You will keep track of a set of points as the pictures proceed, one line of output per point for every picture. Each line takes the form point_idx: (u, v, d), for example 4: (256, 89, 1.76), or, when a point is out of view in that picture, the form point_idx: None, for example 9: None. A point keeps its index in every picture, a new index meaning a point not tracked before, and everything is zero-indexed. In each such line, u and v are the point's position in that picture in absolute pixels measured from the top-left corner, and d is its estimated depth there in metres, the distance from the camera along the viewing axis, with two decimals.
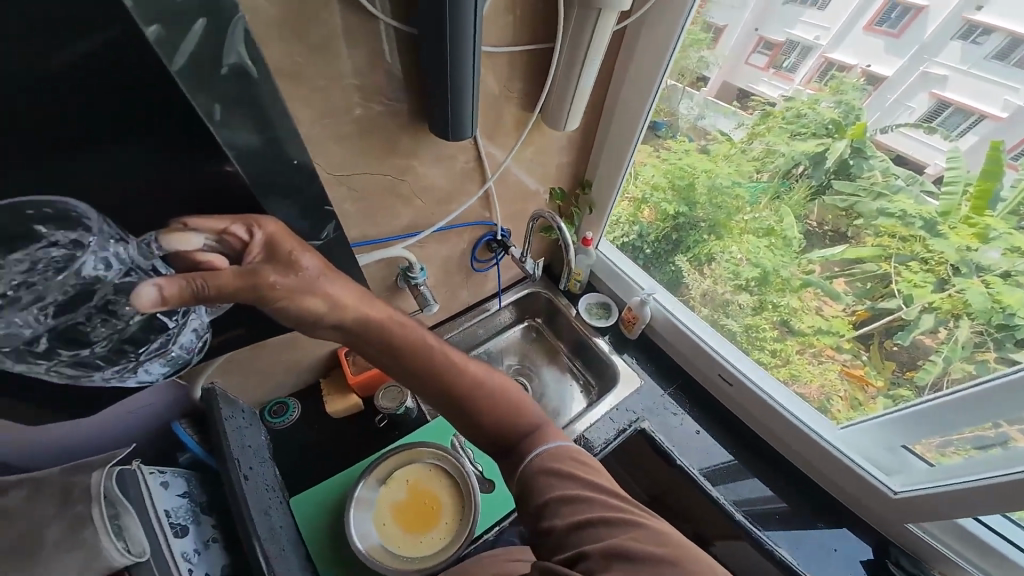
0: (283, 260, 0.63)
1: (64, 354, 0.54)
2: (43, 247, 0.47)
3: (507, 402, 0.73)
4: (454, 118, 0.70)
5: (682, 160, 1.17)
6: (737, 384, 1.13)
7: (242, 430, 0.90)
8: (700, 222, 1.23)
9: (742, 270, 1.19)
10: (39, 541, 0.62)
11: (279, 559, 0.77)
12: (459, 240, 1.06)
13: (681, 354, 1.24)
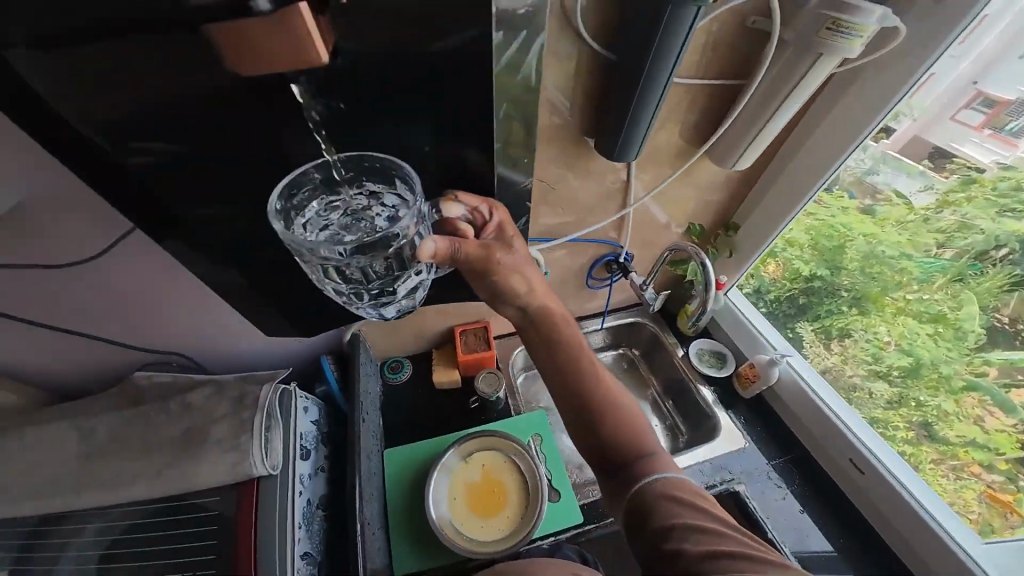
0: (506, 242, 0.71)
1: (348, 279, 0.59)
2: (358, 193, 0.61)
3: (629, 416, 0.71)
4: (626, 141, 0.73)
5: (834, 219, 1.04)
6: (870, 470, 0.96)
7: (367, 383, 1.02)
8: (842, 292, 1.09)
9: (886, 355, 1.03)
10: (222, 426, 0.78)
11: (364, 503, 0.85)
12: (583, 255, 1.06)
13: (802, 425, 1.09)
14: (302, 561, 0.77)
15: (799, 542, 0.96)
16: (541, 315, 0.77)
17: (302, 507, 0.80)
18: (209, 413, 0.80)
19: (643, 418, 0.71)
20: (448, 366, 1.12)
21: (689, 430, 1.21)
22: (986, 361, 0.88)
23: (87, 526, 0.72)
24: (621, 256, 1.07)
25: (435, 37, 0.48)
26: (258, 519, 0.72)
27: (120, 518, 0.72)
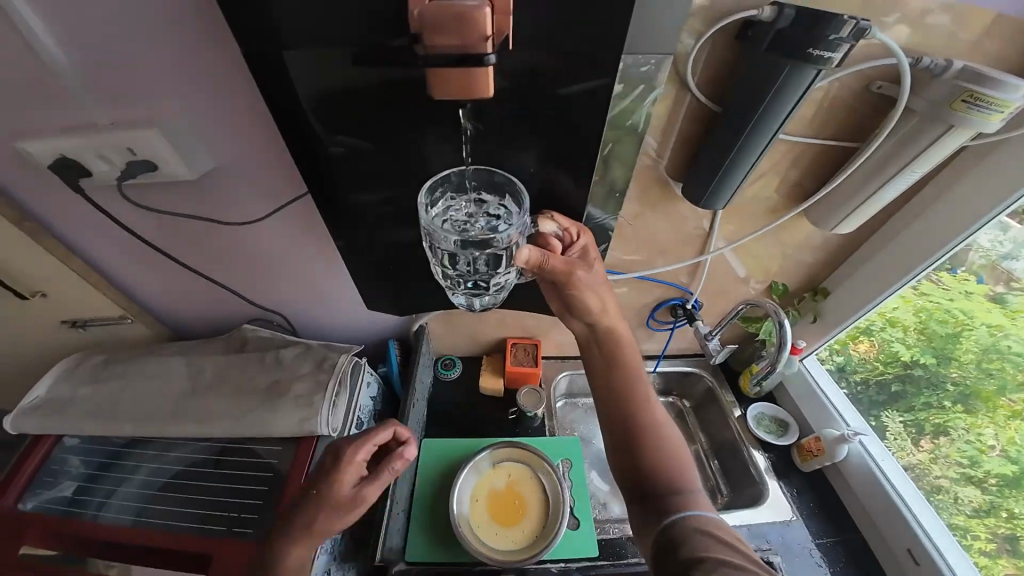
0: (589, 262, 0.74)
1: (450, 269, 0.66)
2: (475, 197, 0.67)
3: (671, 452, 0.74)
4: (716, 191, 0.73)
5: (954, 302, 0.93)
6: (927, 561, 0.89)
7: (423, 373, 1.08)
8: (949, 386, 0.97)
9: (986, 460, 0.91)
10: (303, 383, 0.89)
11: (397, 483, 0.90)
12: (652, 294, 1.05)
13: (861, 509, 1.01)
14: None
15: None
16: (607, 340, 0.79)
17: None
18: (292, 371, 0.92)
19: (683, 455, 0.75)
20: (496, 373, 1.15)
21: (730, 494, 1.14)
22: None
23: (144, 462, 0.88)
24: (689, 302, 1.05)
25: (555, 75, 0.53)
26: (308, 473, 0.82)
27: (176, 456, 0.88)
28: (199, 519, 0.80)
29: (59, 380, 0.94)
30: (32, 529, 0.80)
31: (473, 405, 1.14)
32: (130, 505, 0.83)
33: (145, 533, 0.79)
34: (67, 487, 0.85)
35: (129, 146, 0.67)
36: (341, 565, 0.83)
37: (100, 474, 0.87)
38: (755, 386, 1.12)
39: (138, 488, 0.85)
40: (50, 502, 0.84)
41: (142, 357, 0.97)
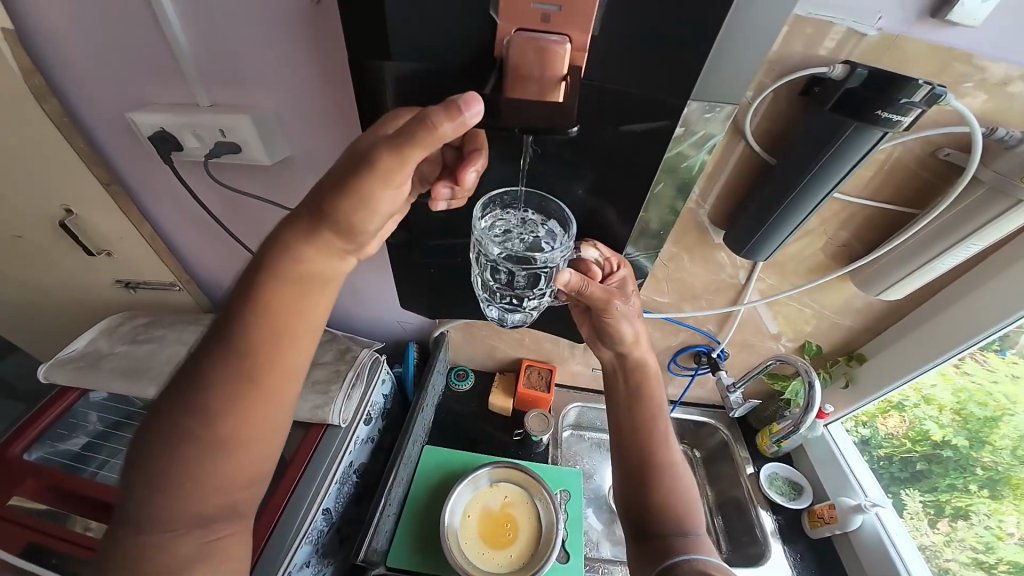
0: (626, 292, 0.75)
1: (491, 282, 0.68)
2: (524, 213, 0.67)
3: (680, 494, 0.72)
4: (761, 241, 0.71)
5: (997, 385, 0.87)
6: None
7: (436, 380, 1.08)
8: (977, 470, 0.92)
9: (1002, 547, 0.90)
10: (324, 370, 0.91)
11: (392, 485, 0.89)
12: (677, 336, 1.03)
13: None
14: (322, 516, 0.81)
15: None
16: (634, 370, 0.78)
17: (344, 466, 0.86)
18: (315, 356, 0.94)
19: (693, 499, 0.72)
20: (507, 393, 1.15)
21: (730, 551, 1.09)
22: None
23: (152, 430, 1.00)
24: (714, 350, 1.02)
25: (622, 110, 0.55)
26: (309, 462, 0.82)
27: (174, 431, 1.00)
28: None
29: (99, 335, 1.00)
30: (33, 475, 0.84)
31: (482, 421, 1.13)
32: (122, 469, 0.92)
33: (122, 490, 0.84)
34: (78, 440, 0.95)
35: (221, 129, 0.72)
36: (322, 558, 0.82)
37: (111, 434, 0.98)
38: (774, 446, 1.10)
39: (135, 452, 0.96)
40: (53, 455, 0.90)
41: (180, 323, 1.03)
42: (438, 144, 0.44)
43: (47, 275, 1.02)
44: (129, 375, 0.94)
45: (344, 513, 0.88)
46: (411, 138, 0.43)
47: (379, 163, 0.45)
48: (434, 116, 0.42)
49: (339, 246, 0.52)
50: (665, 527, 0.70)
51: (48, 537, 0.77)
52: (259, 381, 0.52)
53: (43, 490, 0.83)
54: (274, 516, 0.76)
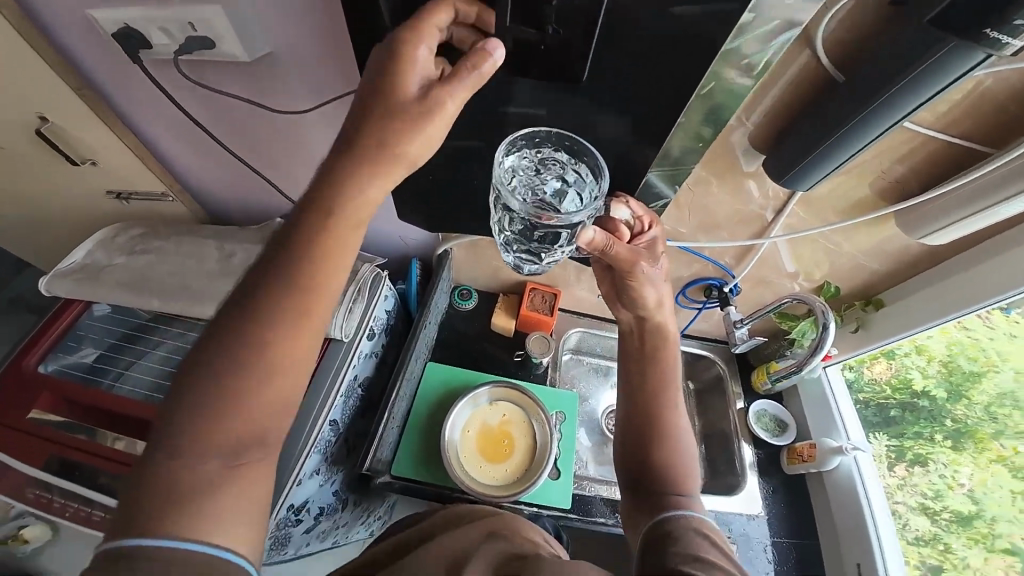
0: (652, 254, 0.74)
1: (510, 230, 0.66)
2: (551, 156, 0.64)
3: (681, 463, 0.71)
4: (803, 172, 0.64)
5: (992, 342, 0.85)
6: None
7: (439, 300, 1.07)
8: (947, 421, 0.93)
9: (950, 496, 0.93)
10: None
11: (395, 400, 0.94)
12: (690, 269, 0.99)
13: (830, 521, 1.03)
14: (330, 427, 0.85)
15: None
16: (654, 335, 0.77)
17: (349, 380, 0.88)
18: None
19: (693, 469, 0.71)
20: (507, 314, 1.14)
21: (708, 477, 1.18)
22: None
23: (173, 332, 0.95)
24: (726, 286, 0.99)
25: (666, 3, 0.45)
26: (314, 376, 0.84)
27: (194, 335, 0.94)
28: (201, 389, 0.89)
29: (97, 247, 0.97)
30: (53, 390, 0.88)
31: (485, 340, 1.15)
32: (142, 379, 0.90)
33: (147, 405, 0.86)
34: (87, 355, 0.93)
35: (189, 14, 0.62)
36: (331, 466, 0.88)
37: (121, 347, 0.95)
38: (768, 382, 1.13)
39: (157, 355, 0.93)
40: (68, 367, 0.91)
41: (178, 236, 0.99)
42: (476, 87, 0.49)
43: (24, 181, 0.95)
44: (129, 287, 0.92)
45: (350, 425, 0.92)
46: (456, 78, 0.48)
47: (438, 100, 0.48)
48: (475, 63, 0.48)
49: (396, 174, 0.52)
50: (660, 486, 0.69)
51: (75, 451, 0.84)
52: (251, 308, 0.50)
53: (70, 401, 0.89)
54: None
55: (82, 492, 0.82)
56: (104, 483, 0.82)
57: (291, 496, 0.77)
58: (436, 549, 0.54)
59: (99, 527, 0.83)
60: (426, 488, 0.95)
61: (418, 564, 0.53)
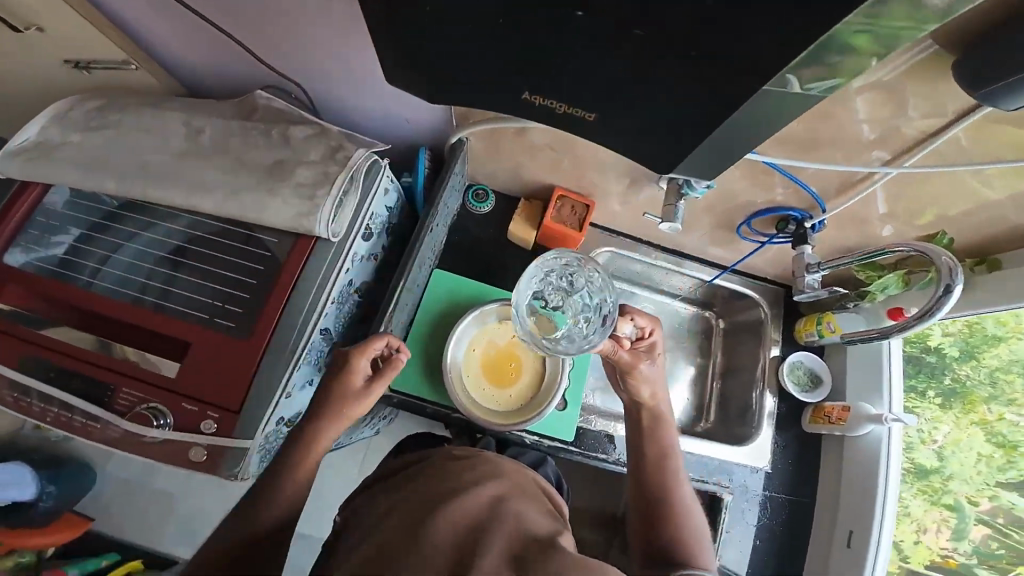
0: (647, 351, 0.78)
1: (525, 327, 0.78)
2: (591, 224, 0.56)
3: (689, 530, 0.68)
4: (1018, 84, 0.49)
5: None
6: (859, 550, 0.90)
7: (449, 198, 0.90)
8: (945, 379, 0.92)
9: (920, 449, 0.93)
10: (308, 171, 0.72)
11: (395, 311, 0.82)
12: (764, 195, 0.79)
13: (834, 481, 0.98)
14: (321, 336, 0.75)
15: (738, 559, 0.97)
16: (650, 419, 0.77)
17: (342, 286, 0.75)
18: (302, 154, 0.75)
19: (703, 541, 0.68)
20: (530, 222, 0.97)
21: (715, 422, 1.13)
22: (1004, 500, 0.87)
23: (157, 222, 0.77)
24: (811, 221, 0.80)
25: None
26: (299, 278, 0.71)
27: (184, 226, 0.77)
28: (210, 293, 0.73)
29: (50, 124, 0.80)
30: (27, 287, 0.73)
31: (500, 251, 1.00)
32: (124, 277, 0.74)
33: (141, 309, 0.71)
34: (59, 244, 0.77)
35: None
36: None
37: (99, 235, 0.77)
38: (814, 335, 1.04)
39: (142, 249, 0.76)
40: (41, 259, 0.76)
41: (141, 109, 0.81)
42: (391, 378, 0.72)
43: None
44: (84, 170, 0.75)
45: (343, 332, 0.83)
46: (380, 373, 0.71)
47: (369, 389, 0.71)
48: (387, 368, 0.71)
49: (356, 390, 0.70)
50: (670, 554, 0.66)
51: (57, 355, 0.70)
52: None
53: (48, 300, 0.74)
54: (267, 331, 0.68)
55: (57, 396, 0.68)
56: (86, 391, 0.69)
57: (279, 410, 0.70)
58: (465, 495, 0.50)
59: (82, 436, 0.69)
60: (427, 406, 0.88)
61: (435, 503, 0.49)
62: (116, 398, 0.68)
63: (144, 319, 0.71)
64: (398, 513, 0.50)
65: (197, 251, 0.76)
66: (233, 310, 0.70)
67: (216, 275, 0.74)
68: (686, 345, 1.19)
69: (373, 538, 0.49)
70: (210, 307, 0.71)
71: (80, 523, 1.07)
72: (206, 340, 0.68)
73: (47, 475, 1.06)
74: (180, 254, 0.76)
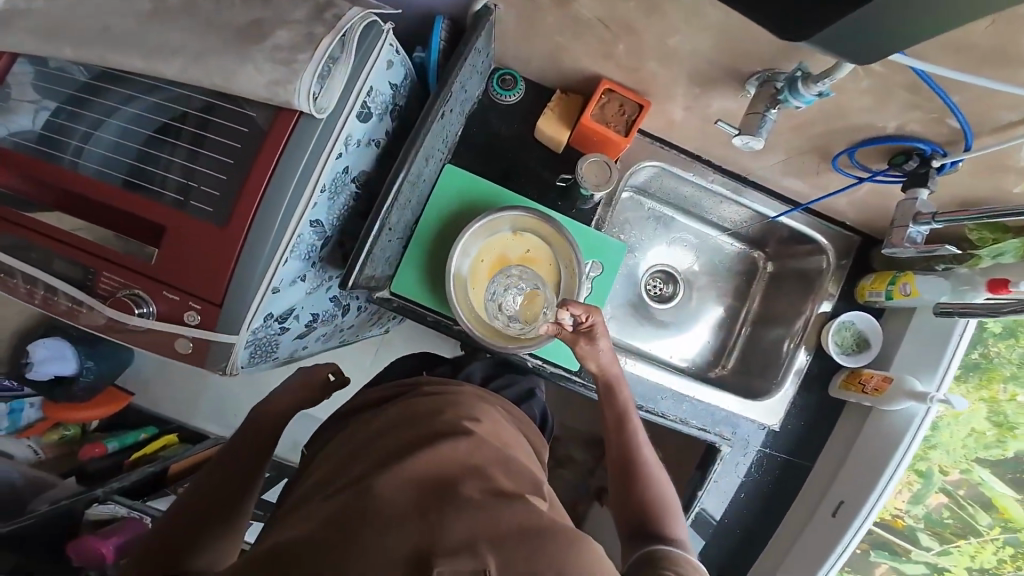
0: (589, 331, 0.72)
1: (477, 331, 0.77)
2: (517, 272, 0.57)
3: (659, 495, 0.64)
4: None
5: None
6: (843, 520, 0.85)
7: (468, 79, 0.73)
8: (971, 354, 0.84)
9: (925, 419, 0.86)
10: (289, 32, 0.58)
11: (396, 210, 0.72)
12: (883, 120, 0.59)
13: (840, 451, 0.92)
14: (312, 228, 0.68)
15: (718, 507, 0.95)
16: (606, 388, 0.73)
17: (333, 174, 0.65)
18: (283, 11, 0.60)
19: (675, 507, 0.63)
20: (565, 121, 0.79)
21: (732, 370, 1.05)
22: (973, 474, 0.87)
23: (137, 95, 0.68)
24: (941, 161, 0.60)
25: None
26: (280, 160, 0.60)
27: (168, 100, 0.67)
28: (189, 176, 0.65)
29: None
30: (6, 162, 0.68)
31: (524, 151, 0.85)
32: (106, 157, 0.67)
33: (122, 193, 0.65)
34: (36, 121, 0.70)
35: None
36: (320, 272, 0.76)
37: (77, 111, 0.69)
38: (880, 295, 0.88)
39: (125, 126, 0.68)
40: (20, 138, 0.69)
41: None
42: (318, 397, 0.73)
43: None
44: (44, 34, 0.64)
45: (338, 226, 0.74)
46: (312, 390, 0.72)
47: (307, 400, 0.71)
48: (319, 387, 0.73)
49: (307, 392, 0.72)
50: (641, 523, 0.61)
51: (47, 238, 0.68)
52: None
53: (31, 180, 0.69)
54: (247, 218, 0.61)
55: (56, 281, 0.67)
56: (70, 273, 0.68)
57: (265, 305, 0.66)
58: (438, 441, 0.51)
59: (84, 322, 0.70)
60: (429, 315, 0.82)
61: (405, 449, 0.50)
62: (100, 282, 0.67)
63: (130, 204, 0.65)
64: (370, 454, 0.52)
65: (177, 129, 0.67)
66: (210, 192, 0.63)
67: (195, 156, 0.65)
68: (721, 283, 1.07)
69: (347, 475, 0.51)
70: (188, 190, 0.65)
71: (122, 398, 1.31)
72: (184, 226, 0.63)
73: (84, 352, 1.23)
74: (161, 132, 0.67)
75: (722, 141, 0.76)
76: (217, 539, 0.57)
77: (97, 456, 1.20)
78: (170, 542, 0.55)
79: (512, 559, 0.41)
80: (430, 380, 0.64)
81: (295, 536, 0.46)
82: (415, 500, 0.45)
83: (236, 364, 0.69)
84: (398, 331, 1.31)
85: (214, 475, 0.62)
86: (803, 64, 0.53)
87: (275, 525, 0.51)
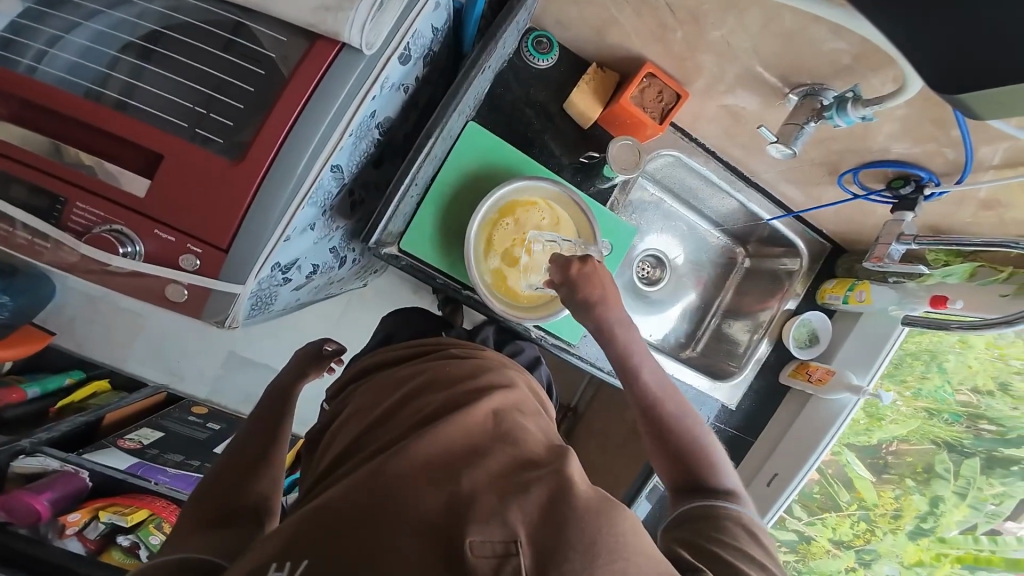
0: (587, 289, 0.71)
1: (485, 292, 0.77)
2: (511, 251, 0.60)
3: (691, 449, 0.64)
4: None
5: None
6: (776, 489, 0.98)
7: (509, 37, 0.70)
8: None
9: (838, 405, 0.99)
10: None
11: (422, 164, 0.69)
12: (892, 144, 0.68)
13: (771, 435, 1.04)
14: (332, 174, 0.63)
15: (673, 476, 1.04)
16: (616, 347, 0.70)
17: (362, 119, 0.60)
18: None
19: (708, 455, 0.64)
20: (599, 97, 0.79)
21: (699, 354, 1.13)
22: (843, 456, 1.02)
23: None
24: (933, 190, 0.70)
25: None
26: (311, 96, 0.55)
27: (168, 9, 0.59)
28: (192, 98, 0.58)
29: None
30: None
31: (548, 120, 0.83)
32: (80, 65, 0.58)
33: (103, 107, 0.57)
34: None
35: None
36: (329, 221, 0.72)
37: (44, 12, 0.58)
38: (838, 299, 0.99)
39: (104, 32, 0.59)
40: None
41: None
42: (320, 368, 0.72)
43: None
44: None
45: (356, 174, 0.70)
46: (313, 362, 0.72)
47: (308, 372, 0.70)
48: (313, 360, 0.72)
49: (314, 362, 0.72)
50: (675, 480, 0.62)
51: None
52: None
53: None
54: (266, 156, 0.56)
55: (17, 211, 0.58)
56: (27, 200, 0.59)
57: (275, 254, 0.61)
58: (468, 407, 0.52)
59: (49, 259, 0.61)
60: (438, 278, 0.79)
61: (439, 413, 0.52)
62: (68, 216, 0.58)
63: (113, 123, 0.56)
64: (404, 417, 0.54)
65: (177, 41, 0.59)
66: (226, 122, 0.57)
67: (200, 75, 0.58)
68: (702, 273, 1.14)
69: (385, 436, 0.52)
70: (190, 114, 0.58)
71: (43, 337, 1.21)
72: (183, 155, 0.56)
73: None
74: (153, 42, 0.59)
75: (736, 141, 0.80)
76: (260, 480, 0.55)
77: (13, 402, 1.10)
78: (212, 501, 0.52)
79: (538, 534, 0.40)
80: (456, 344, 0.67)
81: (335, 495, 0.46)
82: (450, 463, 0.46)
83: (236, 318, 0.64)
84: (379, 288, 1.28)
85: (246, 435, 0.61)
86: (856, 87, 0.60)
87: (317, 491, 0.52)
